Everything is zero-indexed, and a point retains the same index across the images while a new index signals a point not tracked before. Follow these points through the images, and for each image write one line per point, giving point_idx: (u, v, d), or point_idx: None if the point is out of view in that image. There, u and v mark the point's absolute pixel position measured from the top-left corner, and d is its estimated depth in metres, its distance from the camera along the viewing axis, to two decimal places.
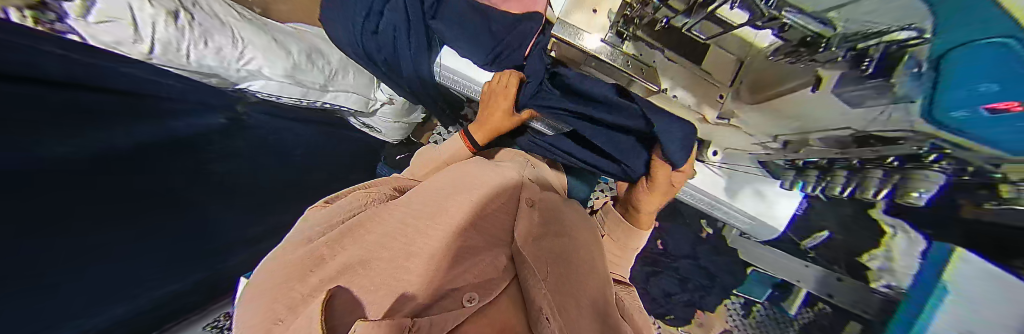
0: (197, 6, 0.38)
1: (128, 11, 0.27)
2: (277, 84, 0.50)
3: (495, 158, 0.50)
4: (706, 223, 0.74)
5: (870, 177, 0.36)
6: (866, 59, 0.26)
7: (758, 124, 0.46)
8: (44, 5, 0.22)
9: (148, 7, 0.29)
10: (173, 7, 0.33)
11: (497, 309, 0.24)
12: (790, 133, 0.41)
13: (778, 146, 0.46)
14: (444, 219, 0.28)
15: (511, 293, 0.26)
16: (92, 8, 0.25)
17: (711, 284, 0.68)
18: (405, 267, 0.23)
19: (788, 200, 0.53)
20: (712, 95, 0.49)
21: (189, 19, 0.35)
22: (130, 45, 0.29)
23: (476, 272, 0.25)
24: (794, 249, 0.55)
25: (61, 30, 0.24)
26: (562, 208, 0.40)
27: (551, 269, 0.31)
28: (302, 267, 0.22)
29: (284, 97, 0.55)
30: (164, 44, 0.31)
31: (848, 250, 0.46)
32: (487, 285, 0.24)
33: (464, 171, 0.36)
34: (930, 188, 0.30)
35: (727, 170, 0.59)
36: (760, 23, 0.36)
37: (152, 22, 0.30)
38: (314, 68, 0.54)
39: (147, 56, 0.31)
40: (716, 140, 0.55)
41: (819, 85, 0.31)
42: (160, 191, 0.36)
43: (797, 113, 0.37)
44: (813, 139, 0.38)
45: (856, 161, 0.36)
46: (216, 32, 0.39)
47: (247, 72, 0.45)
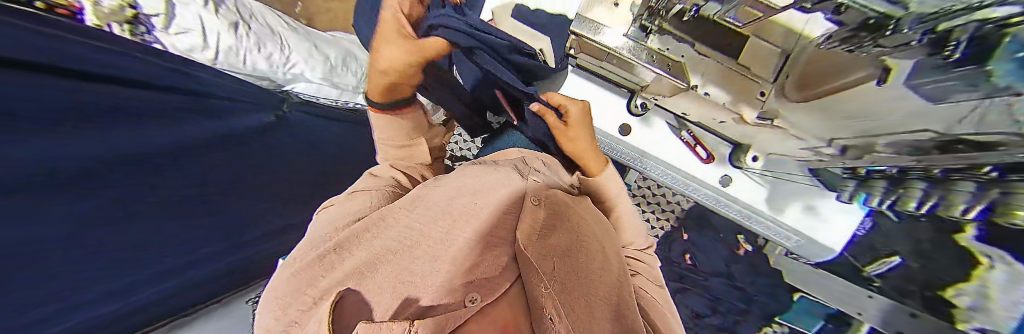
0: (254, 20, 0.54)
1: (199, 26, 0.45)
2: (314, 86, 0.61)
3: (497, 155, 0.42)
4: (744, 239, 0.72)
5: (960, 192, 0.31)
6: (952, 41, 0.20)
7: (818, 127, 0.41)
8: (137, 22, 0.39)
9: (214, 19, 0.47)
10: (235, 19, 0.50)
11: (499, 306, 0.21)
12: (851, 137, 0.38)
13: (833, 152, 0.43)
14: (448, 222, 0.26)
15: (512, 297, 0.23)
16: (172, 23, 0.43)
17: (747, 308, 0.60)
18: (411, 270, 0.22)
19: (843, 216, 0.52)
20: (752, 92, 0.44)
21: (245, 29, 0.51)
22: (199, 53, 0.45)
23: (478, 271, 0.23)
24: (857, 275, 0.49)
25: (153, 41, 0.40)
26: (574, 204, 0.34)
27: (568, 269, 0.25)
28: (313, 271, 0.21)
29: (322, 98, 0.65)
30: (225, 50, 0.47)
31: (927, 281, 0.38)
32: (490, 283, 0.22)
33: (476, 171, 0.32)
34: None
35: (771, 177, 0.56)
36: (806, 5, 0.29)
37: (219, 31, 0.47)
38: (348, 72, 0.66)
39: (213, 63, 0.46)
40: (755, 144, 0.54)
41: (887, 76, 0.27)
42: (220, 184, 0.40)
43: (862, 110, 0.33)
44: (879, 144, 0.35)
45: (941, 170, 0.31)
46: (268, 40, 0.54)
47: (293, 76, 0.58)
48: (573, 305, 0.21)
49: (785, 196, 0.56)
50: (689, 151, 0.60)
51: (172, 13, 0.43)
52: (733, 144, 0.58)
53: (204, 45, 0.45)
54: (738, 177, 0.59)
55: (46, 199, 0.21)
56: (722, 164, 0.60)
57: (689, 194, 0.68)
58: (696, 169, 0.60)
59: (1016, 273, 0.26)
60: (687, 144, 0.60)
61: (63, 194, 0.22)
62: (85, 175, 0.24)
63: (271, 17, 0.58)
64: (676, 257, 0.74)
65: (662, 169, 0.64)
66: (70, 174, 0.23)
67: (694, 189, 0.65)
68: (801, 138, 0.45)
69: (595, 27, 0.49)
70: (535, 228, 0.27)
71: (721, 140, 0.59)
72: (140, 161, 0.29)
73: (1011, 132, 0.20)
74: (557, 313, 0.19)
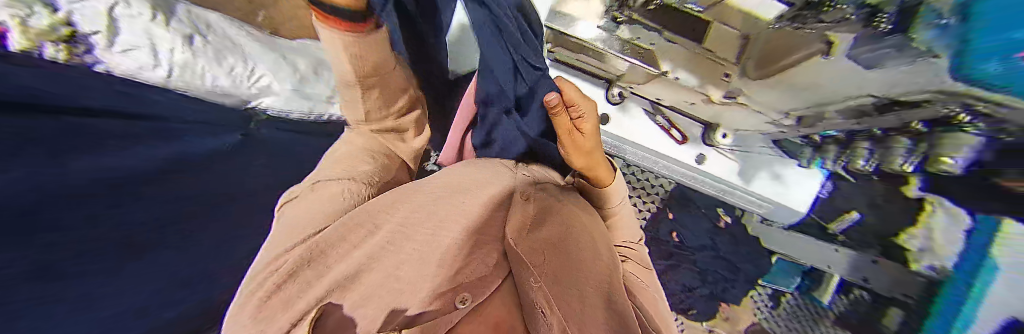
0: (212, 31, 0.49)
1: (145, 40, 0.40)
2: (283, 99, 0.56)
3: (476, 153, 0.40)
4: (723, 211, 0.72)
5: (898, 148, 0.35)
6: (882, 14, 0.23)
7: (777, 100, 0.43)
8: (73, 41, 0.34)
9: (165, 33, 0.42)
10: (190, 32, 0.46)
11: (489, 308, 0.18)
12: (806, 107, 0.40)
13: (790, 123, 0.46)
14: (439, 223, 0.20)
15: (502, 297, 0.20)
16: (115, 40, 0.38)
17: (734, 276, 0.67)
18: (398, 276, 0.17)
19: (808, 181, 0.55)
20: (718, 73, 0.44)
21: (202, 42, 0.47)
22: (150, 71, 0.40)
23: (469, 270, 0.19)
24: (822, 233, 0.53)
25: (93, 63, 0.35)
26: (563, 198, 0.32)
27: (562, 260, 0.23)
28: (275, 304, 0.16)
29: (293, 113, 0.58)
30: (182, 67, 0.43)
31: (884, 233, 0.43)
32: (484, 281, 0.18)
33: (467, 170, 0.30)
34: (959, 153, 0.28)
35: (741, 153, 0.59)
36: None
37: (176, 48, 0.43)
38: (318, 82, 0.61)
39: (166, 82, 0.41)
40: (725, 123, 0.56)
41: (830, 51, 0.28)
42: (175, 218, 0.37)
43: (808, 83, 0.35)
44: (830, 112, 0.38)
45: (879, 130, 0.36)
46: (229, 54, 0.50)
47: (258, 90, 0.53)
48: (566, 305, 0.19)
49: (758, 167, 0.58)
50: (665, 135, 0.62)
51: (117, 27, 0.38)
52: (703, 124, 0.61)
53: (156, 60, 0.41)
54: (715, 156, 0.60)
55: None
56: (695, 144, 0.62)
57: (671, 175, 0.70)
58: (674, 151, 0.62)
59: (955, 216, 0.33)
60: (663, 129, 0.62)
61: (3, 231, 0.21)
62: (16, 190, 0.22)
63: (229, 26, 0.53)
64: (665, 236, 0.73)
65: (642, 154, 0.65)
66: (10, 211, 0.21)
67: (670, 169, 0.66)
68: (763, 113, 0.47)
69: (570, 21, 0.50)
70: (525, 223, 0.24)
71: (693, 122, 0.62)
72: (76, 201, 0.27)
73: (934, 92, 0.23)
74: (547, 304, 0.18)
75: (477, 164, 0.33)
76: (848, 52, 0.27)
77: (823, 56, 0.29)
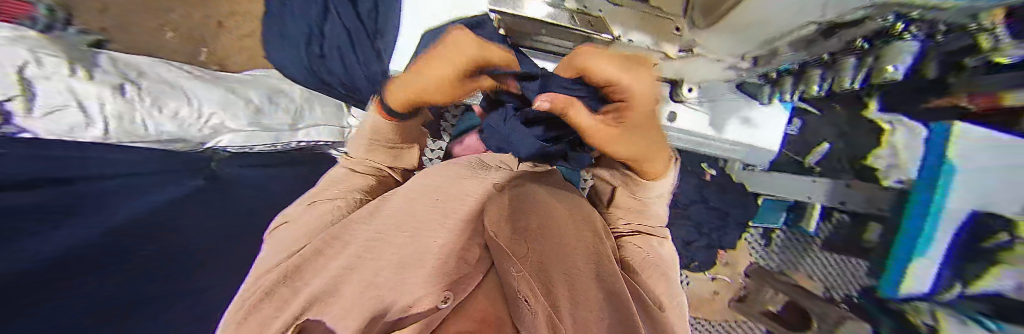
0: (148, 79, 0.68)
1: (71, 102, 0.57)
2: (246, 134, 0.77)
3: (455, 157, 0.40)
4: (708, 165, 0.75)
5: (846, 70, 0.35)
6: None
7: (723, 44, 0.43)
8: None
9: (63, 94, 0.57)
10: (120, 82, 0.64)
11: (474, 305, 0.11)
12: (755, 47, 0.40)
13: (747, 65, 0.45)
14: (432, 228, 0.21)
15: (488, 291, 0.14)
16: (34, 107, 0.54)
17: (725, 221, 0.70)
18: (374, 283, 0.15)
19: (774, 121, 0.59)
20: (666, 30, 0.48)
21: (135, 90, 0.65)
22: (80, 129, 0.58)
23: (452, 267, 0.16)
24: (801, 167, 0.58)
25: (17, 131, 0.53)
26: (542, 192, 0.32)
27: (540, 251, 0.21)
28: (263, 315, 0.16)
29: (254, 145, 0.79)
30: (112, 119, 0.61)
31: (853, 154, 0.47)
32: (464, 277, 0.14)
33: (442, 176, 0.31)
34: (910, 54, 0.29)
35: (709, 102, 0.58)
36: None
37: (102, 97, 0.60)
38: (283, 113, 0.80)
39: (92, 137, 0.60)
40: (688, 77, 0.53)
41: None
42: None
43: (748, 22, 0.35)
44: (782, 47, 0.37)
45: (825, 53, 0.35)
46: (170, 98, 0.69)
47: (208, 129, 0.72)
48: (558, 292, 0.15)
49: (726, 115, 0.59)
50: None
51: (32, 92, 0.54)
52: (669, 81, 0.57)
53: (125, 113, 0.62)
54: (684, 110, 0.59)
55: None
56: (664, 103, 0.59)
57: None
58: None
59: (914, 130, 0.37)
60: None
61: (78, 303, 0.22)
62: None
63: (168, 71, 0.73)
64: None
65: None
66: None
67: None
68: (720, 61, 0.46)
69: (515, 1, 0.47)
70: (504, 215, 0.24)
71: None
72: None
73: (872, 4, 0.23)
74: (528, 289, 0.12)
75: (459, 163, 0.35)
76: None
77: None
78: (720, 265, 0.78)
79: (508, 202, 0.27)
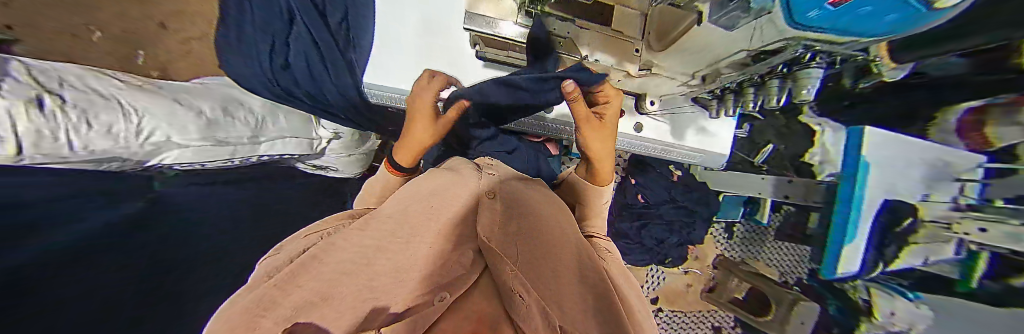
0: (63, 82, 0.28)
1: (41, 113, 0.23)
2: (196, 150, 0.40)
3: (450, 165, 0.41)
4: (674, 167, 0.79)
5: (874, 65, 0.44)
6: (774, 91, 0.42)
7: (682, 62, 0.45)
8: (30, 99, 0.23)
9: (18, 96, 0.22)
10: (36, 90, 0.24)
11: (473, 305, 0.21)
12: (704, 67, 0.44)
13: (696, 82, 0.49)
14: (408, 233, 0.26)
15: (484, 289, 0.23)
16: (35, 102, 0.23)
17: (693, 220, 0.76)
18: (373, 285, 0.20)
19: (723, 124, 0.63)
20: (629, 51, 0.48)
21: (60, 102, 0.25)
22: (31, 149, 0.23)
23: (442, 271, 0.22)
24: (750, 166, 0.69)
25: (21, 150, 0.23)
26: (537, 201, 0.36)
27: (525, 254, 0.26)
28: (253, 315, 0.15)
29: (208, 162, 0.44)
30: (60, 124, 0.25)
31: (794, 153, 0.61)
32: (459, 281, 0.21)
33: (434, 181, 0.34)
34: (950, 191, 0.44)
35: (669, 113, 0.61)
36: (792, 66, 0.37)
37: (48, 109, 0.24)
38: (236, 120, 0.45)
39: (23, 157, 0.23)
40: (650, 91, 0.56)
41: (805, 156, 0.59)
42: (176, 259, 0.37)
43: (702, 45, 0.39)
44: (722, 69, 0.42)
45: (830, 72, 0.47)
46: (103, 110, 0.29)
47: (154, 146, 0.35)
48: (538, 285, 0.23)
49: (685, 124, 0.62)
50: None
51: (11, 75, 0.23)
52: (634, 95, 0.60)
53: (46, 131, 0.23)
54: (649, 121, 0.60)
55: (19, 202, 0.23)
56: (631, 116, 0.59)
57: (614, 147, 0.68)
58: None
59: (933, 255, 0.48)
60: None
61: (80, 267, 0.26)
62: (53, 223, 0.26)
63: (102, 80, 0.33)
64: (632, 200, 0.78)
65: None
66: (58, 261, 0.24)
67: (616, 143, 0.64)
68: (674, 78, 0.50)
69: (488, 21, 0.48)
70: (496, 221, 0.27)
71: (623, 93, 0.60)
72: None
73: (782, 39, 0.29)
74: (524, 289, 0.21)
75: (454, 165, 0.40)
76: (710, 19, 0.32)
77: (699, 24, 0.35)
78: (691, 260, 0.89)
79: (499, 208, 0.29)
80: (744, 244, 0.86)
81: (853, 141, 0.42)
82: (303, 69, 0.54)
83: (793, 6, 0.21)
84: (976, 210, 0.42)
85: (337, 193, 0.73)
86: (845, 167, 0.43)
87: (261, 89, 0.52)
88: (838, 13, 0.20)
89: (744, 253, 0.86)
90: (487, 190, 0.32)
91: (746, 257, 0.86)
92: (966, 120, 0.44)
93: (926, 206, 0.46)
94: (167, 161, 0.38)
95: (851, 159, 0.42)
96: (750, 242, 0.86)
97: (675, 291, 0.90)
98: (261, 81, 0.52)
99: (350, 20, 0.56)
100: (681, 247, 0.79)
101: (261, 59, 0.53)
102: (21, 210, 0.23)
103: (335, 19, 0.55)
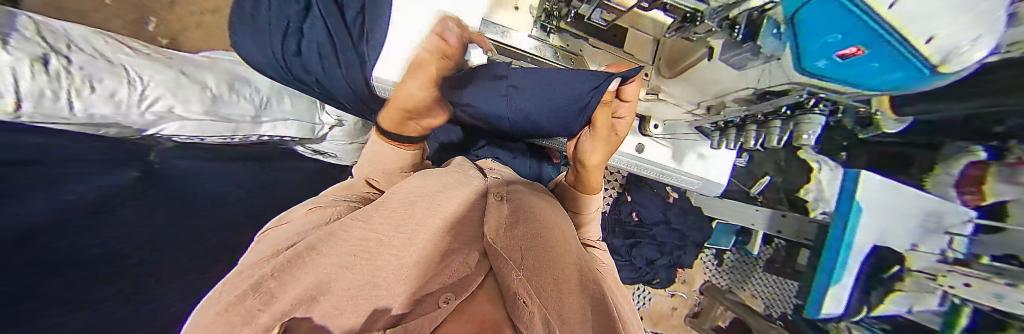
0: (69, 45, 0.28)
1: (43, 74, 0.23)
2: (197, 124, 0.40)
3: (441, 169, 0.40)
4: (671, 188, 0.80)
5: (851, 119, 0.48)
6: (776, 129, 0.42)
7: (686, 94, 0.47)
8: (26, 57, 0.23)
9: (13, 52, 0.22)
10: (40, 50, 0.24)
11: (475, 306, 0.23)
12: (709, 99, 0.44)
13: (702, 111, 0.49)
14: (411, 229, 0.26)
15: (488, 288, 0.25)
16: (37, 62, 0.23)
17: (684, 244, 0.77)
18: (375, 282, 0.21)
19: (723, 154, 0.63)
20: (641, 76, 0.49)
21: (64, 64, 0.26)
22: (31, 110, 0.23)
23: (450, 273, 0.24)
24: (745, 196, 0.69)
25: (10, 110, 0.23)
26: (540, 205, 0.38)
27: (528, 254, 0.27)
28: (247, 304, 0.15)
29: (207, 137, 0.44)
30: (63, 86, 0.25)
31: (789, 186, 0.62)
32: (461, 284, 0.23)
33: (435, 178, 0.36)
34: (938, 243, 0.44)
35: (670, 139, 0.61)
36: (799, 108, 0.37)
37: (48, 70, 0.24)
38: (239, 98, 0.45)
39: (20, 116, 0.23)
40: (654, 114, 0.56)
41: (801, 193, 0.60)
42: (167, 234, 0.36)
43: (711, 78, 0.40)
44: (727, 102, 0.42)
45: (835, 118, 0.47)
46: (104, 74, 0.29)
47: (156, 116, 0.35)
48: (545, 292, 0.23)
49: (685, 150, 0.62)
50: None
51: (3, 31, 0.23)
52: (639, 116, 0.60)
53: (48, 91, 0.24)
54: (651, 144, 0.61)
55: (20, 164, 0.23)
56: (633, 134, 0.61)
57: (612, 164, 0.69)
58: None
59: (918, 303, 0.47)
60: None
61: (66, 232, 0.26)
62: (61, 182, 0.27)
63: (112, 46, 0.33)
64: (626, 217, 0.78)
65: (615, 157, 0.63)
66: (47, 230, 0.24)
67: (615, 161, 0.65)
68: (680, 105, 0.50)
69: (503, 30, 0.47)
70: (502, 223, 0.31)
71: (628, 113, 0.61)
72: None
73: (790, 82, 0.30)
74: (528, 295, 0.22)
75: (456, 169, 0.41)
76: (723, 57, 0.34)
77: (710, 58, 0.36)
78: (679, 283, 0.92)
79: (506, 212, 0.32)
80: (733, 273, 0.87)
81: (851, 180, 0.42)
82: (313, 56, 0.50)
83: (805, 55, 0.23)
84: (961, 264, 0.42)
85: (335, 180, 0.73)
86: (839, 207, 0.43)
87: (268, 68, 0.50)
88: (844, 68, 0.21)
89: (733, 282, 0.87)
90: (494, 192, 0.36)
91: (735, 285, 0.86)
92: (972, 169, 0.43)
93: (914, 256, 0.45)
94: (166, 132, 0.38)
95: (846, 200, 0.43)
96: (740, 271, 0.85)
97: (660, 312, 0.91)
98: (269, 59, 0.49)
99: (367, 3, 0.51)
100: (670, 269, 0.79)
101: (269, 39, 0.49)
102: (24, 173, 0.23)
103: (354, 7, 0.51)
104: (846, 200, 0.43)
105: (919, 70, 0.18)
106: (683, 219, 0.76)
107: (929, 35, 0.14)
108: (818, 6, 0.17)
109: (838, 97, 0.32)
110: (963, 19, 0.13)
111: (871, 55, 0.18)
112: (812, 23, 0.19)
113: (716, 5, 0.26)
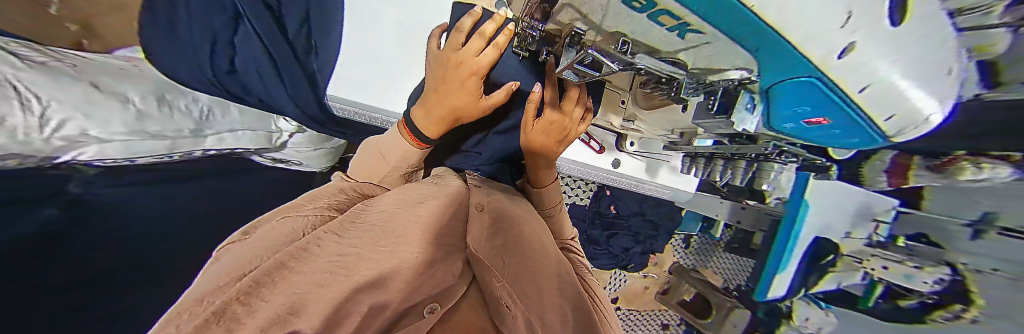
0: None
1: None
2: (121, 143, 0.38)
3: (419, 182, 0.38)
4: None
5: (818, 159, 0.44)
6: (740, 163, 0.53)
7: (657, 123, 0.49)
8: None
9: None
10: None
11: (461, 315, 0.23)
12: (683, 128, 0.47)
13: (675, 137, 0.53)
14: (392, 241, 0.25)
15: (471, 301, 0.25)
16: None
17: (657, 232, 0.83)
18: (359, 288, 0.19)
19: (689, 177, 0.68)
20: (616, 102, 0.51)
21: None
22: None
23: (435, 282, 0.23)
24: (712, 188, 0.73)
25: None
26: (521, 216, 0.38)
27: (509, 264, 0.28)
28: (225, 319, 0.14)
29: (140, 157, 0.41)
30: None
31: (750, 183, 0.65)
32: (448, 291, 0.23)
33: (415, 192, 0.35)
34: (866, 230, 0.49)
35: (646, 156, 0.64)
36: (764, 155, 0.43)
37: None
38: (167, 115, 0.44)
39: None
40: (631, 134, 0.60)
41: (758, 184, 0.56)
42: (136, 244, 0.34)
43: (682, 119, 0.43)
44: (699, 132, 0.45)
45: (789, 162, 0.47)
46: None
47: (64, 140, 0.32)
48: (526, 299, 0.24)
49: (658, 165, 0.66)
50: (585, 146, 0.62)
51: None
52: (616, 133, 0.63)
53: None
54: (627, 160, 0.65)
55: None
56: (610, 151, 0.64)
57: (591, 177, 0.73)
58: (592, 158, 0.63)
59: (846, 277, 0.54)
60: (583, 141, 0.61)
61: (25, 259, 0.24)
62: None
63: None
64: (605, 210, 0.83)
65: (593, 170, 0.66)
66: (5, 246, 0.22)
67: (593, 173, 0.69)
68: (655, 132, 0.54)
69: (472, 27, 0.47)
70: (484, 233, 0.30)
71: (607, 131, 0.62)
72: None
73: (757, 134, 0.35)
74: (511, 301, 0.22)
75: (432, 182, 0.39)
76: (696, 118, 0.39)
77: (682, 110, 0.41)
78: (651, 265, 1.01)
79: (488, 222, 0.32)
80: (698, 255, 0.97)
81: (801, 183, 0.47)
82: (252, 75, 0.55)
83: (774, 118, 0.28)
84: (882, 247, 0.49)
85: (308, 185, 0.69)
86: (789, 207, 0.48)
87: (196, 82, 0.51)
88: (809, 129, 0.26)
89: (698, 262, 0.97)
90: (474, 202, 0.36)
91: (699, 264, 0.96)
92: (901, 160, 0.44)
93: (849, 243, 0.50)
94: (86, 157, 0.35)
95: (794, 200, 0.47)
96: (704, 251, 0.95)
97: (635, 292, 1.01)
98: (197, 75, 0.50)
99: (308, 22, 0.56)
100: (644, 256, 0.86)
101: (197, 59, 0.51)
102: None
103: (291, 26, 0.55)
104: (795, 202, 0.47)
105: (875, 137, 0.23)
106: (657, 209, 0.82)
107: (889, 114, 0.19)
108: (792, 87, 0.21)
109: (793, 150, 0.40)
110: (914, 96, 0.17)
111: (834, 125, 0.23)
112: (783, 97, 0.23)
113: (693, 69, 0.29)
